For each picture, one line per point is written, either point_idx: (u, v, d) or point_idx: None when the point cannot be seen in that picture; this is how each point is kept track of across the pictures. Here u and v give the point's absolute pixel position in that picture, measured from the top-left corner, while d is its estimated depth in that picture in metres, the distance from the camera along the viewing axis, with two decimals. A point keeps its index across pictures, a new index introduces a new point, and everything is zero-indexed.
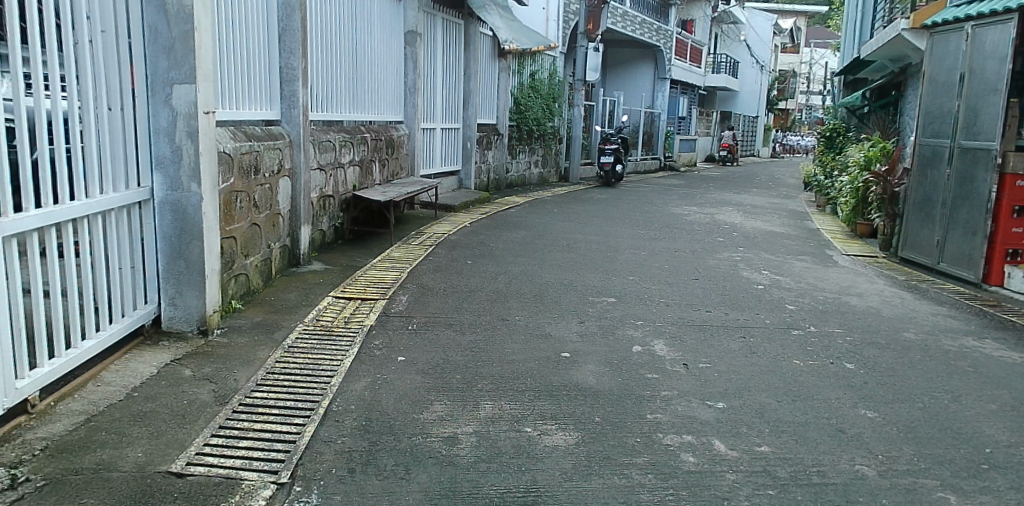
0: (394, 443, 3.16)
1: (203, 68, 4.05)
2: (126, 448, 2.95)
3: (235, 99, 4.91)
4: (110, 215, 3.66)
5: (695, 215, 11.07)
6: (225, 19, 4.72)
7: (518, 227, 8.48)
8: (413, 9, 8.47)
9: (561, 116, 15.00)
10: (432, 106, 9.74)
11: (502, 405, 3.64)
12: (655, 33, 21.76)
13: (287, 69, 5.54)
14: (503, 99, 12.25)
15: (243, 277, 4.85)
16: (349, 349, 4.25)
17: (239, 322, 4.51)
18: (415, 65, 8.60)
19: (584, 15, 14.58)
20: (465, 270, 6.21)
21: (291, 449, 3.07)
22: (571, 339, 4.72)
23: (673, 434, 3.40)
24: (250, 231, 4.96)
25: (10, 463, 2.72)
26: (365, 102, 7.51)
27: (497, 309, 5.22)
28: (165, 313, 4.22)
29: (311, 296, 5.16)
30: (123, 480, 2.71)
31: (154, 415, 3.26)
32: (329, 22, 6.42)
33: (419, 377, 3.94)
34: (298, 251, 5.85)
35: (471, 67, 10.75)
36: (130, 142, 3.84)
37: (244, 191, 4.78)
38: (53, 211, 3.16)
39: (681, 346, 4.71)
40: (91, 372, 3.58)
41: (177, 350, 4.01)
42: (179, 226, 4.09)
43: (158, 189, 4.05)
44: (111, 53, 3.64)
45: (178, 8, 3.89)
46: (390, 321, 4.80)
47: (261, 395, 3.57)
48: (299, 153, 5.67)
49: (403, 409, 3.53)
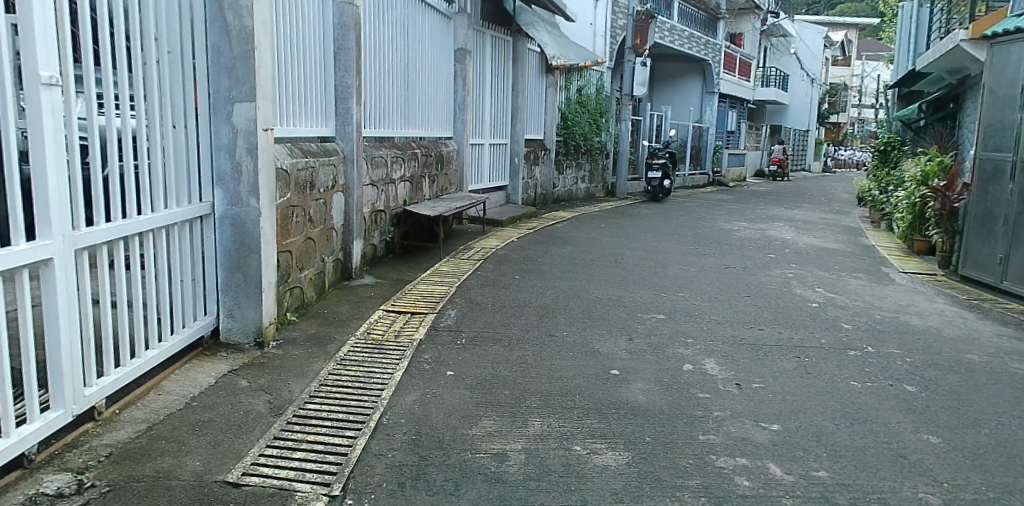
0: (443, 458, 3.17)
1: (262, 87, 4.15)
2: (186, 457, 3.02)
3: (292, 117, 5.00)
4: (173, 228, 3.79)
5: (745, 230, 10.86)
6: (285, 41, 4.83)
7: (565, 242, 8.45)
8: (462, 27, 8.58)
9: (608, 131, 14.92)
10: (481, 121, 9.82)
11: (551, 422, 3.61)
12: (704, 46, 21.54)
13: (341, 88, 5.64)
14: (550, 115, 12.24)
15: (298, 290, 4.94)
16: (399, 363, 4.28)
17: (295, 334, 4.60)
18: (464, 81, 8.70)
19: (632, 30, 14.41)
20: (514, 285, 6.21)
21: (343, 462, 3.10)
22: (620, 357, 4.67)
23: (727, 456, 3.32)
24: (305, 245, 5.05)
25: (77, 469, 2.83)
26: (416, 119, 7.60)
27: (546, 324, 5.20)
28: (223, 324, 4.32)
29: (362, 309, 5.23)
30: (182, 488, 2.79)
31: (213, 424, 3.34)
32: (383, 41, 6.53)
33: (468, 392, 3.95)
34: (351, 265, 5.94)
35: (518, 84, 10.79)
36: (192, 158, 3.96)
37: (299, 206, 4.86)
38: (124, 225, 3.31)
39: (734, 366, 4.61)
40: (153, 381, 3.69)
41: (234, 362, 4.10)
42: (238, 240, 4.19)
43: (219, 204, 4.16)
44: (175, 75, 3.78)
45: (239, 28, 4.02)
46: (439, 335, 4.82)
47: (315, 407, 3.62)
48: (352, 169, 5.75)
49: (452, 424, 3.53)
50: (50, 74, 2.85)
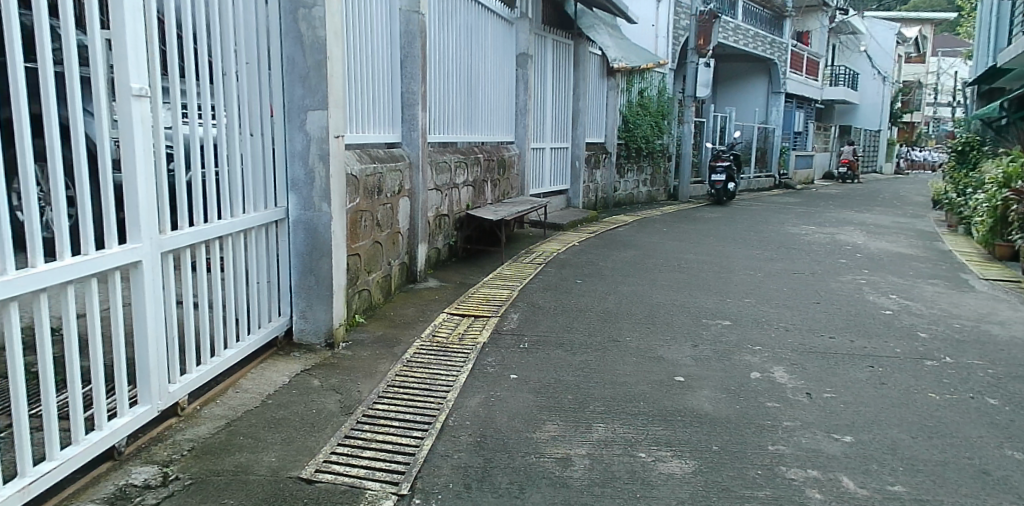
0: (508, 461, 3.19)
1: (334, 95, 4.28)
2: (262, 453, 3.14)
3: (361, 124, 5.13)
4: (250, 232, 3.94)
5: (813, 234, 10.52)
6: (355, 51, 4.96)
7: (626, 247, 8.37)
8: (525, 31, 8.62)
9: (671, 134, 14.71)
10: (542, 125, 9.84)
11: (615, 428, 3.59)
12: (769, 45, 21.00)
13: (408, 95, 5.75)
14: (612, 118, 12.16)
15: (366, 293, 5.06)
16: (464, 366, 4.33)
17: (363, 336, 4.71)
18: (526, 86, 8.74)
19: (696, 30, 14.04)
20: (576, 290, 6.19)
21: (411, 462, 3.16)
22: (685, 363, 4.60)
23: (797, 468, 3.22)
24: (373, 249, 5.16)
25: (162, 462, 2.98)
26: (478, 124, 7.68)
27: (609, 329, 5.17)
28: (296, 325, 4.46)
29: (427, 312, 5.31)
30: (260, 483, 2.89)
31: (287, 422, 3.45)
32: (447, 48, 6.63)
33: (532, 395, 3.96)
34: (416, 268, 6.04)
35: (580, 88, 10.77)
36: (268, 165, 4.12)
37: (367, 211, 4.98)
38: (206, 229, 3.46)
39: (803, 374, 4.48)
40: (231, 379, 3.84)
41: (306, 362, 4.23)
42: (310, 244, 4.32)
43: (293, 209, 4.30)
44: (252, 85, 3.94)
45: (312, 39, 4.16)
46: (503, 338, 4.85)
47: (383, 407, 3.70)
48: (418, 175, 5.86)
49: (516, 427, 3.55)
50: (141, 85, 3.01)
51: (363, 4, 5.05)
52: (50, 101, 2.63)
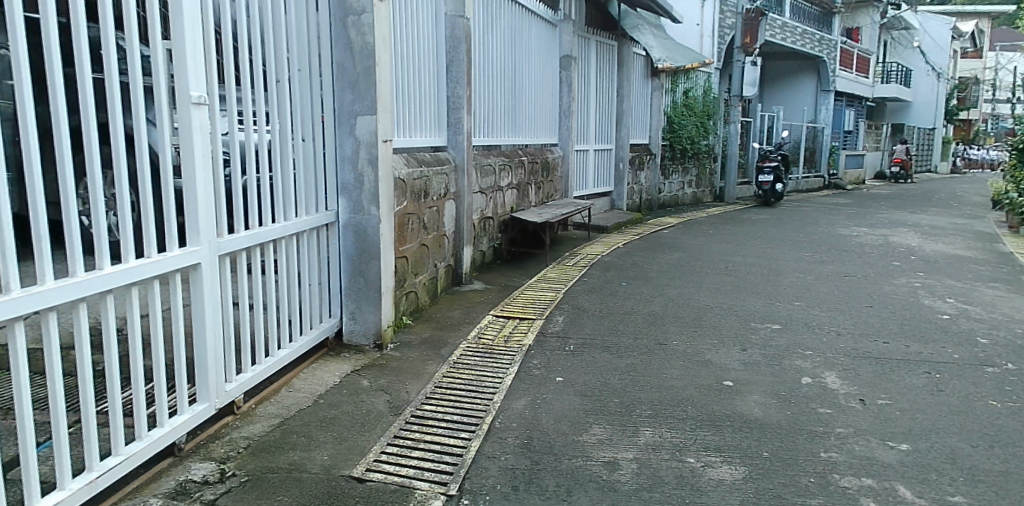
0: (555, 464, 3.20)
1: (383, 100, 4.35)
2: (315, 451, 3.21)
3: (408, 128, 5.20)
4: (302, 235, 4.03)
5: (865, 236, 10.24)
6: (402, 56, 5.03)
7: (672, 249, 8.29)
8: (568, 34, 8.61)
9: (717, 134, 14.49)
10: (586, 127, 9.82)
11: (662, 433, 3.56)
12: (818, 42, 20.52)
13: (453, 99, 5.81)
14: (656, 119, 12.05)
15: (413, 295, 5.12)
16: (510, 368, 4.35)
17: (410, 338, 4.77)
18: (570, 88, 8.73)
19: (742, 28, 13.94)
20: (620, 292, 6.16)
21: (459, 463, 3.19)
22: (734, 367, 4.53)
23: (851, 476, 3.15)
24: (419, 251, 5.22)
25: (220, 458, 3.07)
26: (522, 127, 7.70)
27: (655, 333, 5.12)
28: (345, 327, 4.54)
29: (473, 314, 5.35)
30: (313, 481, 2.96)
31: (338, 421, 3.52)
32: (492, 52, 6.67)
33: (578, 398, 3.95)
34: (461, 271, 6.09)
35: (624, 89, 10.71)
36: (319, 170, 4.21)
37: (414, 214, 5.04)
38: (261, 233, 3.56)
39: (856, 380, 4.36)
40: (284, 379, 3.94)
41: (356, 362, 4.30)
42: (360, 247, 4.40)
43: (343, 212, 4.39)
44: (304, 91, 4.03)
45: (362, 45, 4.23)
46: (548, 341, 4.86)
47: (430, 408, 3.74)
48: (463, 178, 5.90)
49: (563, 430, 3.55)
50: (200, 93, 3.11)
51: (410, 10, 5.12)
52: (117, 109, 2.74)
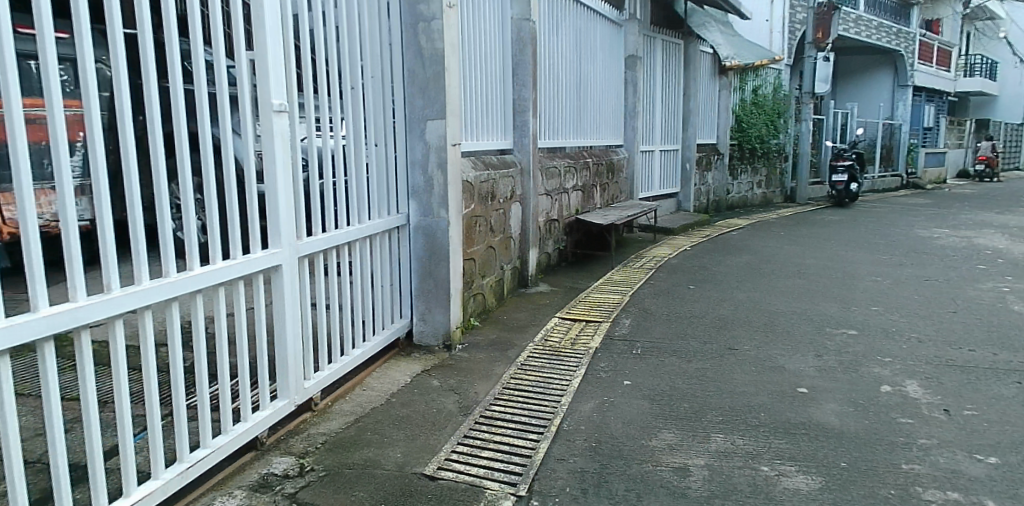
0: (625, 468, 3.18)
1: (452, 105, 4.42)
2: (388, 448, 3.29)
3: (476, 132, 5.27)
4: (375, 238, 4.14)
5: (947, 238, 9.75)
6: (470, 61, 5.10)
7: (741, 251, 8.10)
8: (634, 33, 8.54)
9: (787, 133, 14.08)
10: (652, 128, 9.72)
11: (734, 440, 3.49)
12: (896, 36, 19.68)
13: (519, 102, 5.85)
14: (723, 119, 11.81)
15: (480, 296, 5.19)
16: (577, 370, 4.35)
17: (478, 339, 4.83)
18: (635, 88, 8.66)
19: (812, 23, 13.53)
20: (688, 296, 6.06)
21: (528, 464, 3.22)
22: (808, 374, 4.40)
23: (935, 489, 3.01)
24: (487, 253, 5.29)
25: (299, 453, 3.19)
26: (587, 128, 7.69)
27: (725, 337, 5.03)
28: (416, 327, 4.64)
29: (539, 316, 5.38)
30: (387, 477, 3.04)
31: (410, 420, 3.60)
32: (557, 55, 6.69)
33: (646, 403, 3.92)
34: (527, 273, 6.13)
35: (690, 89, 10.54)
36: (391, 174, 4.32)
37: (482, 216, 5.10)
38: (336, 235, 3.68)
39: (940, 389, 4.17)
40: (358, 378, 4.06)
41: (426, 362, 4.39)
42: (430, 249, 4.49)
43: (413, 215, 4.48)
44: (376, 98, 4.14)
45: (432, 51, 4.32)
46: (615, 344, 4.83)
47: (499, 409, 3.78)
48: (529, 181, 5.94)
49: (632, 434, 3.53)
50: (281, 101, 3.24)
51: (478, 16, 5.19)
52: (205, 120, 2.89)
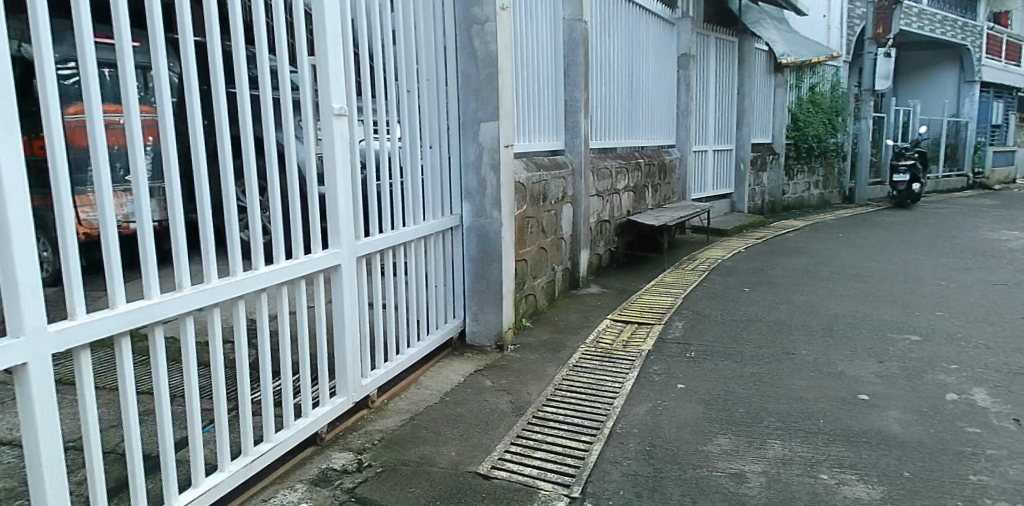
0: (679, 473, 3.15)
1: (505, 106, 4.45)
2: (443, 446, 3.34)
3: (529, 133, 5.29)
4: (430, 239, 4.21)
5: (1018, 241, 9.32)
6: (523, 62, 5.12)
7: (798, 254, 7.91)
8: (687, 31, 8.42)
9: (846, 131, 13.68)
10: (705, 127, 9.57)
11: (792, 446, 3.42)
12: (962, 30, 18.88)
13: (570, 102, 5.85)
14: (779, 117, 11.55)
15: (532, 297, 5.20)
16: (630, 373, 4.32)
17: (530, 340, 4.85)
18: (688, 87, 8.54)
19: (873, 18, 13.14)
20: (743, 298, 5.96)
21: (581, 465, 3.22)
22: (869, 380, 4.27)
23: (1006, 502, 2.90)
24: (538, 254, 5.30)
25: (357, 449, 3.27)
26: (639, 128, 7.62)
27: (781, 341, 4.92)
28: (468, 327, 4.69)
29: (591, 318, 5.36)
30: (442, 475, 3.08)
31: (464, 419, 3.64)
32: (609, 55, 6.66)
33: (701, 407, 3.87)
34: (578, 274, 6.12)
35: (744, 87, 10.35)
36: (445, 176, 4.38)
37: (533, 217, 5.12)
38: (393, 236, 3.75)
39: (1011, 398, 4.00)
40: (413, 376, 4.12)
41: (478, 362, 4.44)
42: (483, 249, 4.53)
43: (467, 217, 4.53)
44: (431, 100, 4.20)
45: (485, 53, 4.35)
46: (668, 347, 4.79)
47: (551, 410, 3.79)
48: (581, 182, 5.93)
49: (687, 438, 3.49)
50: (340, 105, 3.32)
51: (531, 17, 5.20)
52: (269, 124, 2.99)
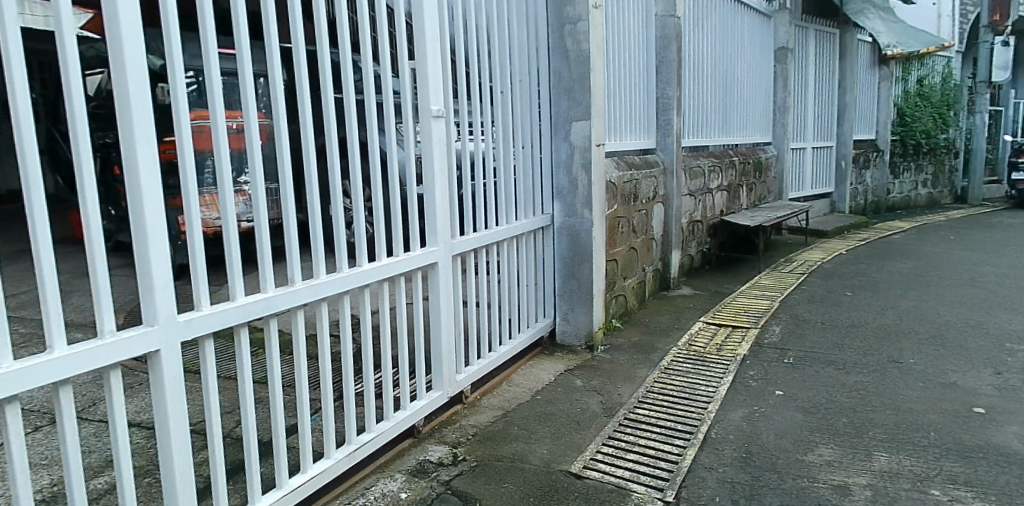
0: (777, 482, 3.06)
1: (597, 106, 4.43)
2: (535, 444, 3.37)
3: (620, 131, 5.25)
4: (522, 238, 4.26)
5: None
6: (615, 60, 5.08)
7: (904, 257, 7.48)
8: (784, 25, 8.12)
9: (959, 126, 12.82)
10: (804, 124, 9.22)
11: (900, 460, 3.25)
12: None
13: (663, 101, 5.76)
14: (883, 112, 10.97)
15: (622, 298, 5.17)
16: (724, 377, 4.22)
17: (620, 341, 4.81)
18: (785, 82, 8.24)
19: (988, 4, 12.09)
20: (844, 303, 5.69)
21: (675, 469, 3.17)
22: (986, 393, 3.99)
23: None
24: (629, 254, 5.25)
25: (452, 443, 3.35)
26: (734, 125, 7.43)
27: (887, 349, 4.67)
28: (558, 326, 4.71)
29: (683, 320, 5.27)
30: (534, 472, 3.11)
31: (556, 418, 3.66)
32: (703, 52, 6.52)
33: (801, 415, 3.73)
34: (669, 275, 6.02)
35: (845, 82, 9.89)
36: (537, 175, 4.41)
37: (624, 217, 5.08)
38: (487, 235, 3.81)
39: None
40: (504, 374, 4.18)
41: (569, 362, 4.45)
42: (574, 249, 4.53)
43: (558, 216, 4.55)
44: (524, 100, 4.25)
45: (578, 52, 4.34)
46: (765, 352, 4.64)
47: (644, 412, 3.75)
48: (672, 181, 5.83)
49: (786, 447, 3.38)
50: (439, 108, 3.41)
51: (624, 16, 5.16)
52: (373, 128, 3.10)
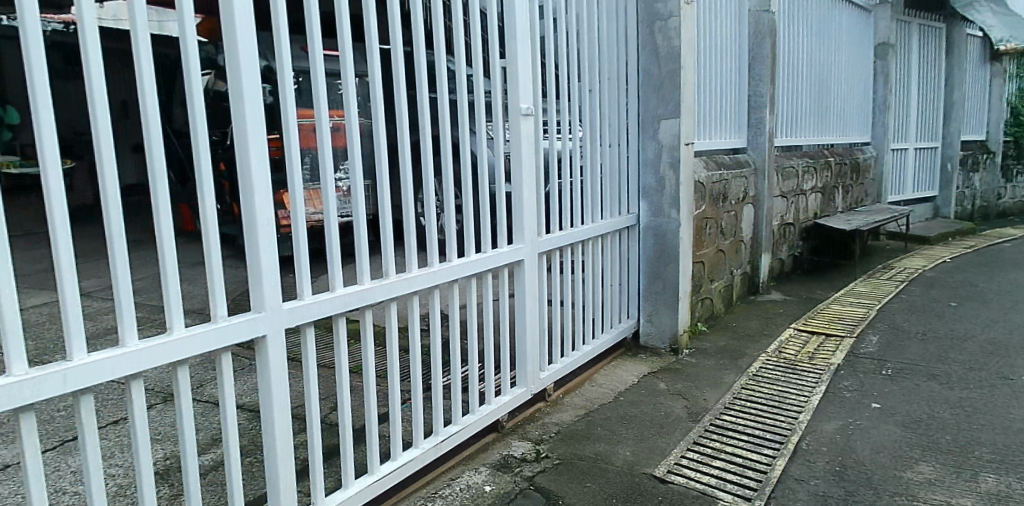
0: (873, 498, 2.92)
1: (686, 103, 4.34)
2: (618, 445, 3.34)
3: (710, 130, 5.13)
4: (607, 237, 4.24)
5: None
6: (706, 57, 4.97)
7: (1017, 266, 6.97)
8: (885, 19, 7.72)
9: None
10: (905, 123, 8.76)
11: (1010, 482, 3.03)
12: None
13: (755, 99, 5.59)
14: (995, 111, 10.26)
15: (708, 301, 5.05)
16: (817, 387, 4.06)
17: (706, 345, 4.71)
18: (886, 80, 7.85)
19: None
20: (948, 314, 5.36)
21: (763, 479, 3.08)
22: None
23: None
24: (716, 256, 5.13)
25: (535, 440, 3.37)
26: (830, 125, 7.13)
27: (997, 365, 4.37)
28: (642, 328, 4.65)
29: (772, 326, 5.10)
30: (616, 474, 3.09)
31: (639, 420, 3.62)
32: (799, 49, 6.30)
33: (899, 430, 3.54)
34: (758, 279, 5.85)
35: (953, 79, 9.31)
36: (623, 174, 4.37)
37: (712, 218, 4.96)
38: (573, 233, 3.81)
39: None
40: (587, 374, 4.17)
41: (653, 364, 4.39)
42: (659, 249, 4.47)
43: (643, 216, 4.50)
44: (612, 98, 4.21)
45: (668, 48, 4.26)
46: (861, 362, 4.43)
47: (730, 419, 3.66)
48: (763, 182, 5.65)
49: (883, 463, 3.22)
50: (527, 106, 3.42)
51: (717, 12, 5.04)
52: (464, 127, 3.15)
